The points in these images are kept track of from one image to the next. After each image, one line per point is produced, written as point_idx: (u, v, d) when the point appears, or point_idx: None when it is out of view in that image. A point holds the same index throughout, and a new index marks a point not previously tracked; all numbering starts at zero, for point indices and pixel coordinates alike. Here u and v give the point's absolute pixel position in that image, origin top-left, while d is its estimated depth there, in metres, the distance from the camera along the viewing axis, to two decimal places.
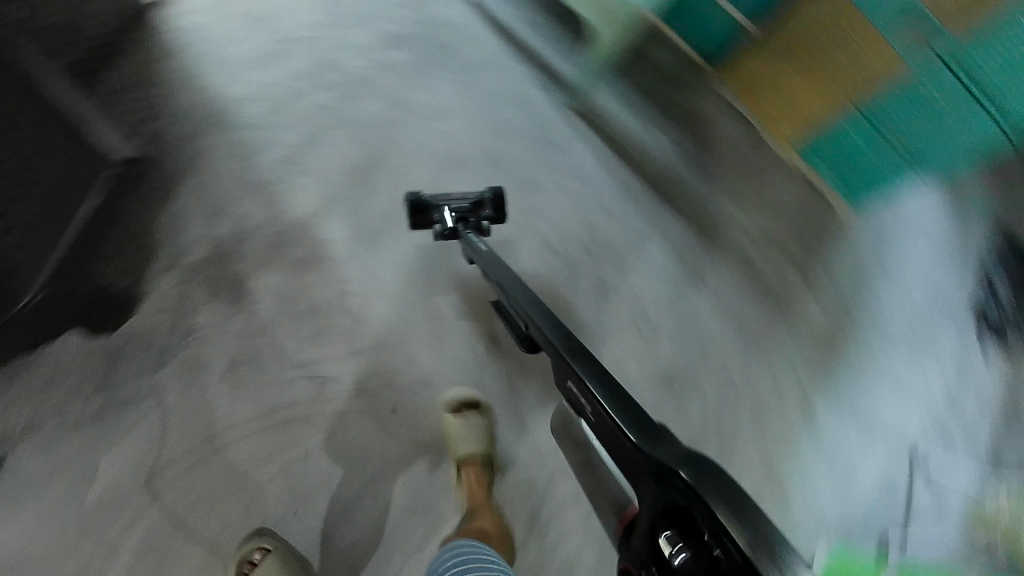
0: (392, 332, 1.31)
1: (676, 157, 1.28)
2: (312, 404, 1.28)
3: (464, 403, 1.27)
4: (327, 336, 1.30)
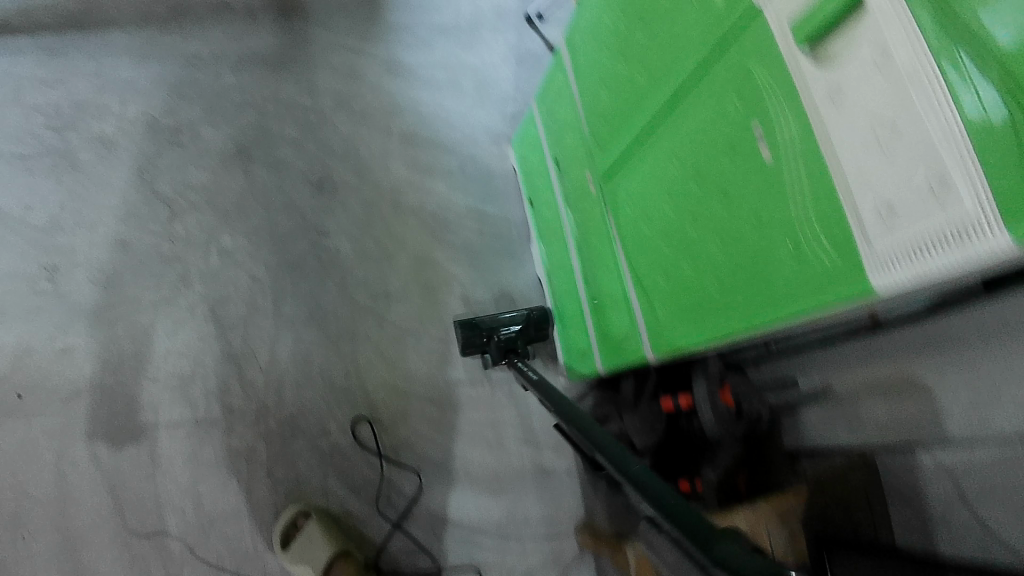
0: (9, 332, 1.13)
1: (227, 55, 1.34)
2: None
3: (130, 369, 1.15)
4: None
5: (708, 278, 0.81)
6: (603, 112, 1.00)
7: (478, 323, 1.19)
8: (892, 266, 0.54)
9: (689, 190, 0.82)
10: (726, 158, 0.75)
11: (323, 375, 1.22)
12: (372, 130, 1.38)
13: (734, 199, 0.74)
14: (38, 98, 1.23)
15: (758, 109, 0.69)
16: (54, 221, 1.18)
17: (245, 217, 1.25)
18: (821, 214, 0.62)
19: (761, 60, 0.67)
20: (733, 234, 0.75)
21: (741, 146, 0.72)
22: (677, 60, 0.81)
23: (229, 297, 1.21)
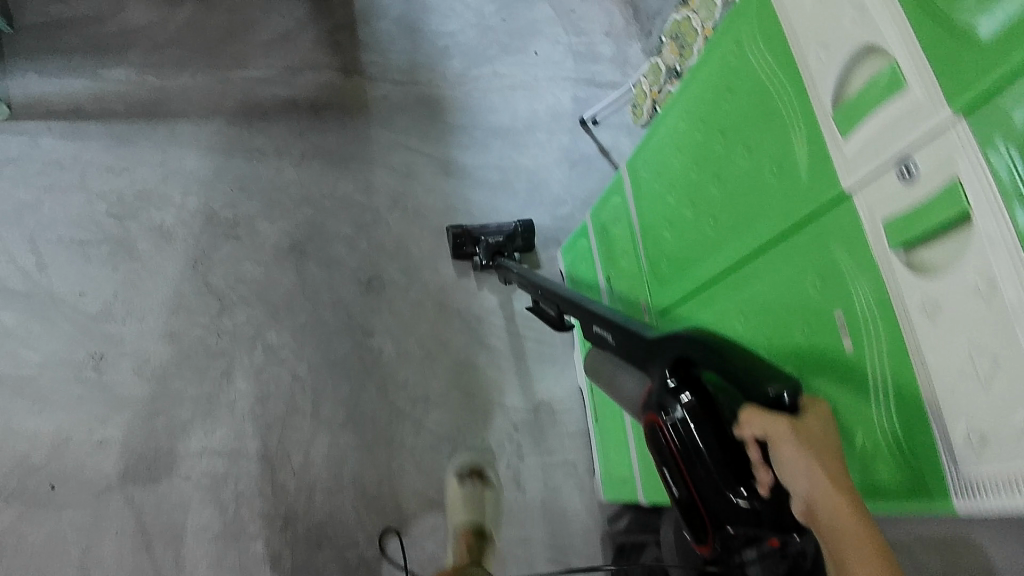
0: (50, 420, 1.12)
1: (290, 150, 1.38)
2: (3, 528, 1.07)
3: (164, 466, 1.13)
4: None
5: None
6: (670, 250, 0.98)
7: (468, 232, 1.33)
8: (983, 496, 0.51)
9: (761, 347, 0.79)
10: (803, 335, 0.71)
11: (355, 484, 1.18)
12: (423, 230, 1.39)
13: (810, 378, 0.70)
14: (104, 185, 1.26)
15: (841, 296, 0.65)
16: (107, 309, 1.19)
17: (293, 314, 1.26)
18: (909, 420, 0.58)
19: (847, 249, 0.64)
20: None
21: (820, 328, 0.68)
22: (752, 223, 0.78)
23: (269, 396, 1.20)
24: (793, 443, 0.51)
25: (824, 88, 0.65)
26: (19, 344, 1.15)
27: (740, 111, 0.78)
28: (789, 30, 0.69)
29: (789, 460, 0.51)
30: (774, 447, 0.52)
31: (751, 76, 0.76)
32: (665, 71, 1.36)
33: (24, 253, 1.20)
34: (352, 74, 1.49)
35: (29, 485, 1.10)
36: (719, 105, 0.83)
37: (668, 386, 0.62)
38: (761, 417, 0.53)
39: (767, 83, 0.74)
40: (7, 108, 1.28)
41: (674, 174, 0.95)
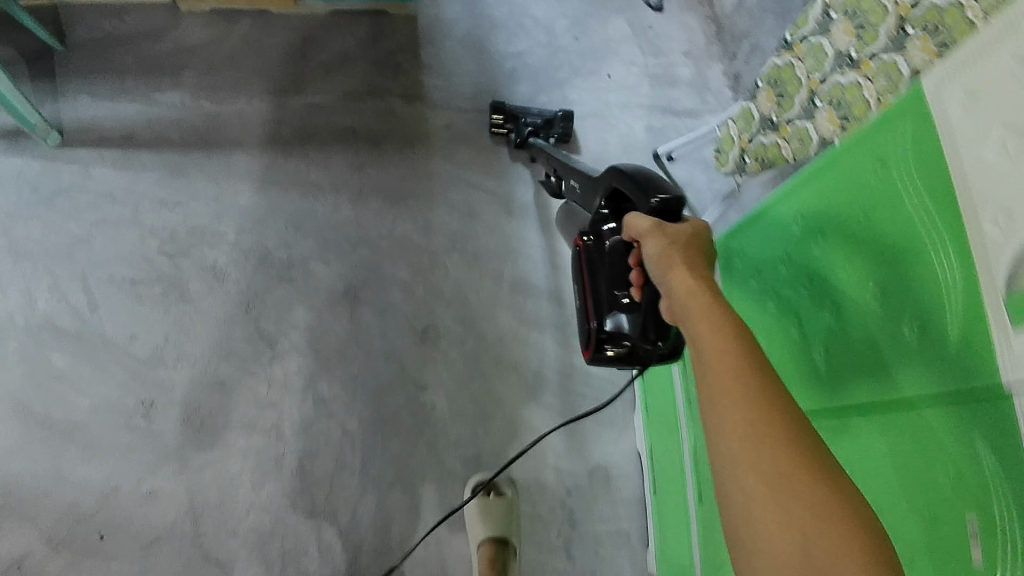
0: (100, 466, 1.11)
1: (347, 184, 1.30)
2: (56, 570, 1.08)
3: (212, 517, 1.12)
4: (33, 493, 1.09)
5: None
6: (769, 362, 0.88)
7: (510, 110, 1.37)
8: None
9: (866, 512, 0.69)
10: (920, 525, 0.61)
11: (404, 543, 1.16)
12: (483, 274, 1.31)
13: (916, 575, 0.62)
14: (156, 220, 1.22)
15: (980, 501, 0.55)
16: (157, 354, 1.16)
17: (345, 364, 1.21)
18: None
19: (998, 461, 0.54)
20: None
21: (943, 524, 0.59)
22: (876, 373, 0.68)
23: (319, 451, 1.17)
24: (657, 242, 0.66)
25: (994, 253, 0.55)
26: (71, 387, 1.13)
27: (881, 237, 0.68)
28: (960, 172, 0.59)
29: (659, 268, 0.65)
30: (643, 244, 0.68)
31: (896, 206, 0.66)
32: (759, 120, 1.23)
33: (76, 291, 1.17)
34: (413, 100, 1.40)
35: (79, 533, 1.09)
36: (852, 222, 0.72)
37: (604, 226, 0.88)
38: (638, 219, 0.70)
39: (923, 219, 0.62)
40: (59, 133, 1.24)
41: (781, 274, 0.85)
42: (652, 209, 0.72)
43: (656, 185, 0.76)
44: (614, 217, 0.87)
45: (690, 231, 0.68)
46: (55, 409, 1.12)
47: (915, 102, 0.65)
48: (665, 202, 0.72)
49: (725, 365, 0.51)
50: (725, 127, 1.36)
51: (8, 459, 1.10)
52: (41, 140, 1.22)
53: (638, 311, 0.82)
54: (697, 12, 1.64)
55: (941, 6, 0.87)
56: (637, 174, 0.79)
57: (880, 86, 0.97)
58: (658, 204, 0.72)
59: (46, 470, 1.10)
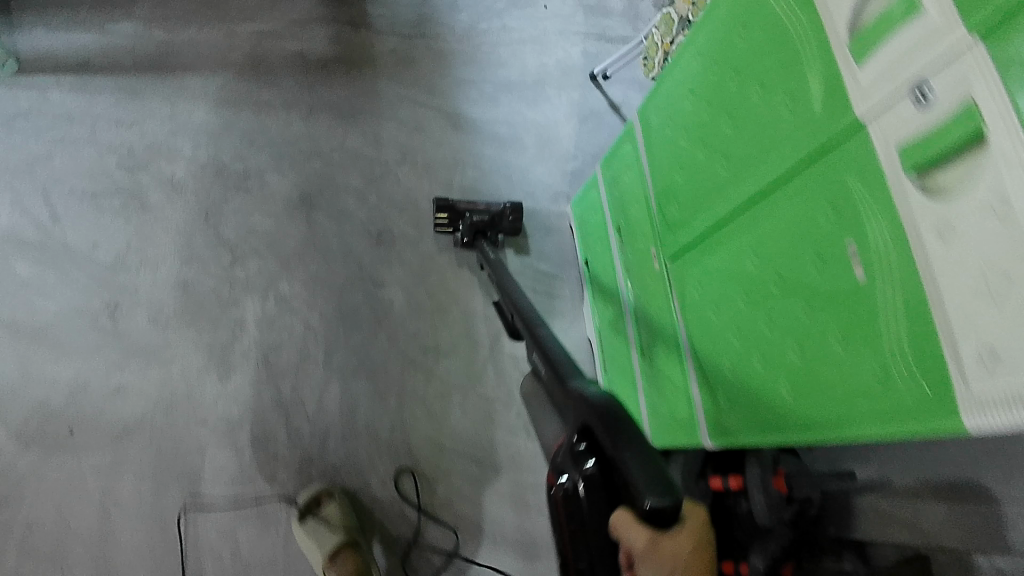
0: (68, 366, 1.15)
1: (298, 102, 1.36)
2: (31, 465, 1.12)
3: (181, 409, 1.16)
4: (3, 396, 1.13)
5: (779, 385, 0.79)
6: (679, 197, 0.98)
7: (456, 207, 1.32)
8: (989, 415, 0.53)
9: (771, 287, 0.79)
10: (815, 267, 0.72)
11: (370, 427, 1.23)
12: (433, 183, 1.38)
13: (816, 314, 0.72)
14: (113, 137, 1.27)
15: (854, 222, 0.66)
16: (120, 260, 1.21)
17: (304, 266, 1.27)
18: (920, 358, 0.59)
19: (867, 187, 0.64)
20: (810, 346, 0.73)
21: (829, 258, 0.69)
22: (768, 164, 0.78)
23: (282, 344, 1.23)
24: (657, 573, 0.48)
25: (843, 15, 0.66)
26: (37, 293, 1.17)
27: (759, 43, 0.78)
28: None
29: None
30: (637, 567, 0.49)
31: (767, 12, 0.76)
32: (677, 23, 1.30)
33: (37, 205, 1.21)
34: (358, 27, 1.46)
35: (49, 429, 1.13)
36: (737, 40, 0.82)
37: (575, 448, 0.58)
38: (626, 520, 0.50)
39: (791, 14, 0.73)
40: (16, 61, 1.28)
41: (685, 113, 0.95)
42: (641, 507, 0.49)
43: (652, 476, 0.51)
44: (591, 452, 0.56)
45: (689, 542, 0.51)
46: (21, 313, 1.16)
47: None
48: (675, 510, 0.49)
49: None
50: (650, 34, 1.44)
51: None
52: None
53: None
54: None
55: None
56: (628, 442, 0.54)
57: None
58: (645, 502, 0.49)
59: (16, 372, 1.14)
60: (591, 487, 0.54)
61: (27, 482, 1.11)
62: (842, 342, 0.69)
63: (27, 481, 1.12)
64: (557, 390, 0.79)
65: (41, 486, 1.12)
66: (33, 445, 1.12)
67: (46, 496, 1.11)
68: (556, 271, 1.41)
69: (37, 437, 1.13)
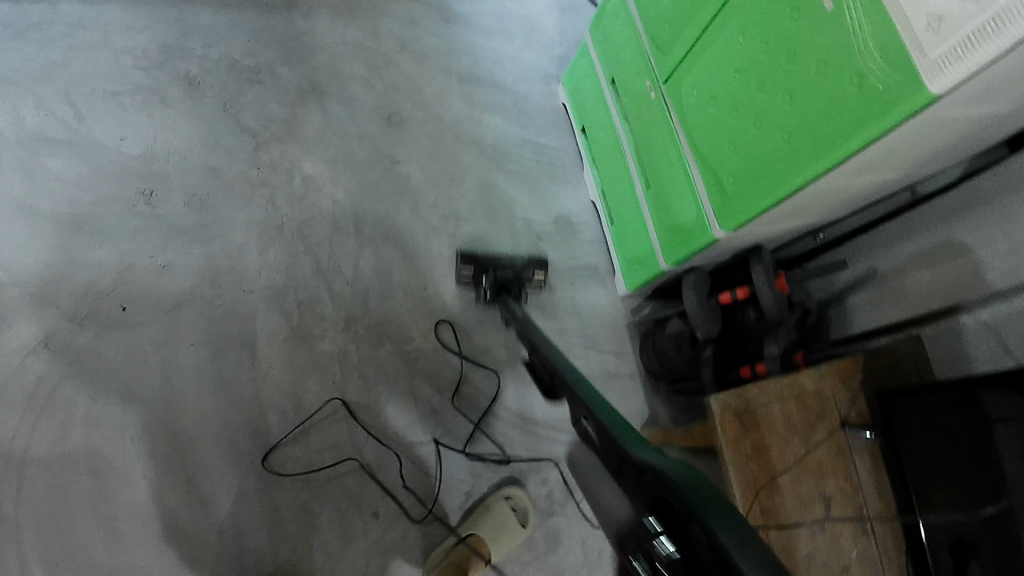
0: (111, 250, 1.20)
1: (298, 3, 1.43)
2: (85, 344, 1.15)
3: (228, 282, 1.23)
4: (50, 282, 1.17)
5: (777, 135, 0.96)
6: (667, 17, 1.13)
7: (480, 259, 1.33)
8: (942, 67, 0.71)
9: (759, 56, 0.96)
10: (792, 20, 0.90)
11: (405, 288, 1.31)
12: (433, 70, 1.48)
13: (800, 58, 0.90)
14: (127, 42, 1.32)
15: None
16: (149, 150, 1.26)
17: (325, 147, 1.34)
18: (883, 48, 0.78)
19: None
20: (799, 87, 0.91)
21: (805, 6, 0.87)
22: None
23: (314, 218, 1.30)
24: None
25: None
26: (72, 186, 1.22)
27: None
28: None
29: None
30: None
31: None
32: None
33: (61, 106, 1.26)
34: None
35: (101, 308, 1.17)
36: None
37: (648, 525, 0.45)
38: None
39: None
40: None
41: None
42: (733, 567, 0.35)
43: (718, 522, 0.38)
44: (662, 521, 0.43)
45: None
46: (57, 205, 1.21)
47: None
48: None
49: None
50: None
51: (23, 254, 1.17)
52: None
53: None
54: None
55: None
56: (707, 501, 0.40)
57: None
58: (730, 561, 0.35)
59: (61, 259, 1.18)
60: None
61: (82, 359, 1.15)
62: (823, 70, 0.86)
63: (83, 358, 1.15)
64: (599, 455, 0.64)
65: (97, 361, 1.15)
66: (85, 324, 1.16)
67: (105, 371, 1.15)
68: (554, 143, 1.52)
69: (89, 317, 1.16)
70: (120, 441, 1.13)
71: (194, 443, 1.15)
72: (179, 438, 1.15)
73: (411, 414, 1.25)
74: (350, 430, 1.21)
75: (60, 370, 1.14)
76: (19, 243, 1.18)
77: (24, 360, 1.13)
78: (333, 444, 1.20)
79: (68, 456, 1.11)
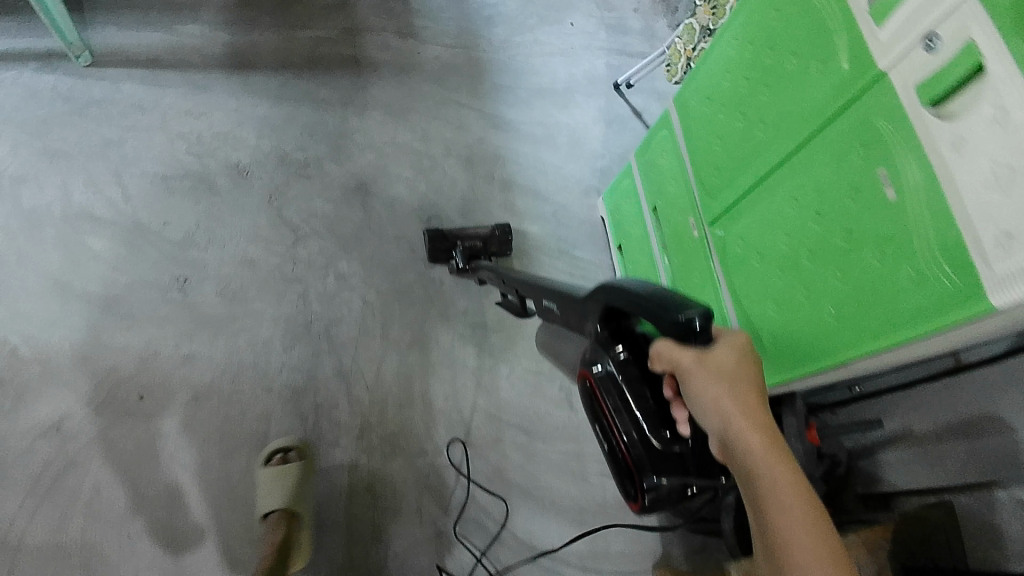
0: (138, 334, 1.20)
1: (354, 101, 1.47)
2: (98, 427, 1.14)
3: (249, 377, 1.21)
4: (75, 362, 1.17)
5: (825, 307, 0.90)
6: (718, 165, 1.09)
7: (446, 234, 1.34)
8: (1011, 288, 0.64)
9: (811, 223, 0.91)
10: (848, 197, 0.84)
11: (425, 397, 1.28)
12: (476, 176, 1.49)
13: (857, 238, 0.84)
14: (182, 126, 1.35)
15: (884, 154, 0.78)
16: (190, 236, 1.27)
17: (362, 247, 1.35)
18: (946, 251, 0.72)
19: (891, 120, 0.77)
20: (853, 267, 0.85)
21: (866, 190, 0.82)
22: (800, 116, 0.91)
23: (342, 318, 1.29)
24: (705, 376, 0.59)
25: None
26: (110, 266, 1.23)
27: (787, 19, 0.91)
28: None
29: (699, 394, 0.60)
30: (688, 379, 0.60)
31: None
32: (699, 31, 1.46)
33: (110, 185, 1.28)
34: (405, 37, 1.58)
35: (120, 394, 1.16)
36: (769, 18, 0.95)
37: (604, 341, 0.73)
38: (671, 347, 0.61)
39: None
40: (91, 55, 1.36)
41: (717, 90, 1.07)
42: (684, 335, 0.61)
43: (677, 303, 0.62)
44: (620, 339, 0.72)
45: (731, 357, 0.62)
46: (92, 284, 1.21)
47: None
48: (693, 320, 0.60)
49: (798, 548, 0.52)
50: (670, 47, 1.59)
51: (52, 330, 1.18)
52: (74, 59, 1.35)
53: (685, 444, 0.65)
54: None
55: None
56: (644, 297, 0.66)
57: None
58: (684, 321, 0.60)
59: (88, 338, 1.19)
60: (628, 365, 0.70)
61: (93, 445, 1.13)
62: (881, 256, 0.81)
63: (93, 443, 1.13)
64: (564, 308, 0.87)
65: (107, 448, 1.13)
66: (102, 407, 1.15)
67: (113, 458, 1.13)
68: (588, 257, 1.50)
69: (107, 401, 1.16)
70: (115, 534, 1.09)
71: (190, 544, 1.11)
72: (175, 537, 1.11)
73: (415, 534, 1.20)
74: (350, 546, 1.16)
75: (69, 454, 1.12)
76: (51, 318, 1.19)
77: (37, 439, 1.12)
78: (331, 559, 1.15)
79: (60, 545, 1.07)
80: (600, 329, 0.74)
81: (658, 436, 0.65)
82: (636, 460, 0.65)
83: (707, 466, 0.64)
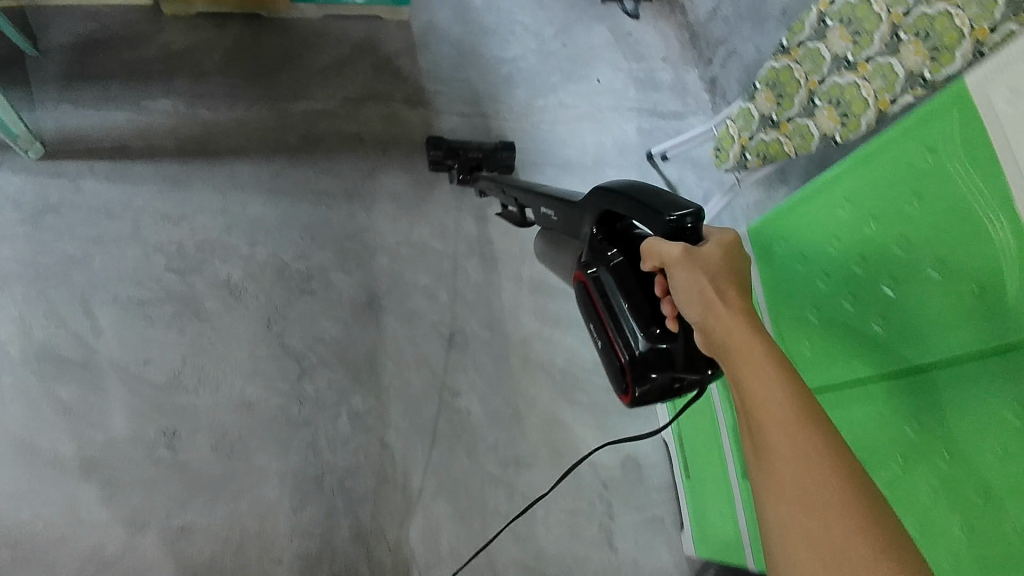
0: (120, 504, 1.02)
1: (360, 191, 1.27)
2: None
3: (255, 548, 1.05)
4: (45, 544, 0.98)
5: (936, 556, 0.75)
6: (813, 342, 0.94)
7: (450, 144, 1.29)
8: None
9: (932, 457, 0.76)
10: (992, 456, 0.69)
11: (454, 554, 1.13)
12: (502, 276, 1.30)
13: (994, 501, 0.68)
14: (160, 235, 1.14)
15: None
16: (176, 377, 1.08)
17: (378, 376, 1.17)
18: None
19: None
20: (984, 531, 0.69)
21: (1016, 455, 0.66)
22: (936, 335, 0.75)
23: (357, 467, 1.12)
24: (684, 271, 0.66)
25: None
26: (82, 421, 1.03)
27: (932, 214, 0.76)
28: (1007, 151, 0.67)
29: (681, 280, 0.66)
30: (671, 272, 0.67)
31: (948, 185, 0.74)
32: (759, 119, 1.29)
33: (76, 316, 1.07)
34: (417, 105, 1.37)
35: None
36: (906, 202, 0.79)
37: (599, 242, 0.82)
38: (662, 243, 0.68)
39: (980, 199, 0.71)
40: (41, 145, 1.14)
41: (820, 257, 0.92)
42: (669, 225, 0.70)
43: (664, 200, 0.73)
44: (615, 248, 0.80)
45: (718, 249, 0.68)
46: (61, 445, 1.02)
47: (957, 97, 0.73)
48: (683, 218, 0.69)
49: (770, 405, 0.55)
50: (719, 124, 1.43)
51: (15, 507, 0.98)
52: (22, 152, 1.12)
53: (675, 338, 0.71)
54: (669, 24, 1.74)
55: (931, 14, 0.96)
56: (633, 202, 0.75)
57: (877, 86, 1.06)
58: (676, 219, 0.69)
59: (60, 513, 1.00)
60: (620, 261, 0.78)
61: None
62: (988, 501, 0.69)
63: None
64: (562, 219, 0.94)
65: None
66: None
67: None
68: None
69: None
70: None
71: None
72: None
73: None
74: None
75: None
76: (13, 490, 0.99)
77: None
78: None
79: None
80: (596, 232, 0.83)
81: (649, 328, 0.72)
82: (628, 356, 0.73)
83: (694, 359, 0.70)
